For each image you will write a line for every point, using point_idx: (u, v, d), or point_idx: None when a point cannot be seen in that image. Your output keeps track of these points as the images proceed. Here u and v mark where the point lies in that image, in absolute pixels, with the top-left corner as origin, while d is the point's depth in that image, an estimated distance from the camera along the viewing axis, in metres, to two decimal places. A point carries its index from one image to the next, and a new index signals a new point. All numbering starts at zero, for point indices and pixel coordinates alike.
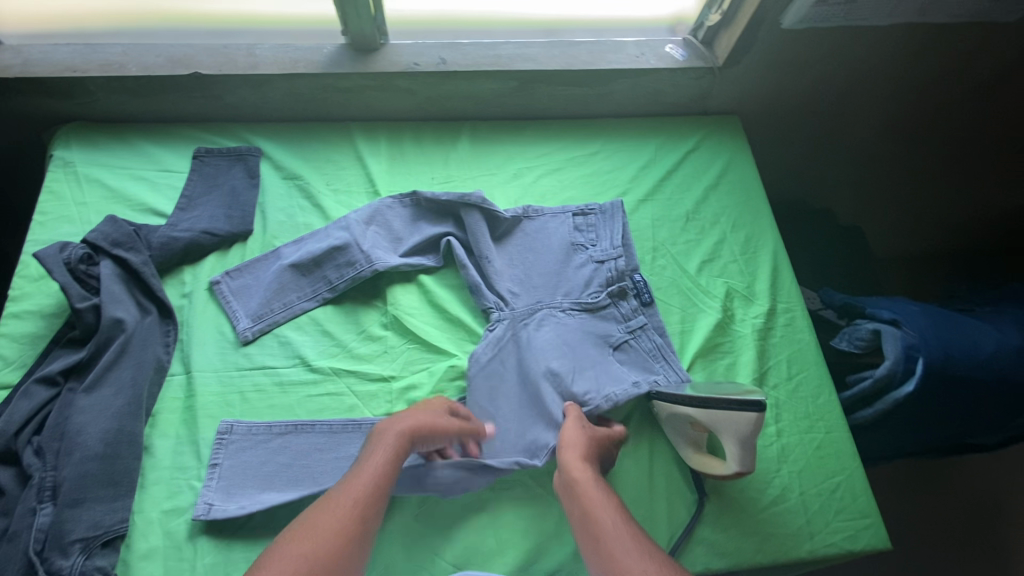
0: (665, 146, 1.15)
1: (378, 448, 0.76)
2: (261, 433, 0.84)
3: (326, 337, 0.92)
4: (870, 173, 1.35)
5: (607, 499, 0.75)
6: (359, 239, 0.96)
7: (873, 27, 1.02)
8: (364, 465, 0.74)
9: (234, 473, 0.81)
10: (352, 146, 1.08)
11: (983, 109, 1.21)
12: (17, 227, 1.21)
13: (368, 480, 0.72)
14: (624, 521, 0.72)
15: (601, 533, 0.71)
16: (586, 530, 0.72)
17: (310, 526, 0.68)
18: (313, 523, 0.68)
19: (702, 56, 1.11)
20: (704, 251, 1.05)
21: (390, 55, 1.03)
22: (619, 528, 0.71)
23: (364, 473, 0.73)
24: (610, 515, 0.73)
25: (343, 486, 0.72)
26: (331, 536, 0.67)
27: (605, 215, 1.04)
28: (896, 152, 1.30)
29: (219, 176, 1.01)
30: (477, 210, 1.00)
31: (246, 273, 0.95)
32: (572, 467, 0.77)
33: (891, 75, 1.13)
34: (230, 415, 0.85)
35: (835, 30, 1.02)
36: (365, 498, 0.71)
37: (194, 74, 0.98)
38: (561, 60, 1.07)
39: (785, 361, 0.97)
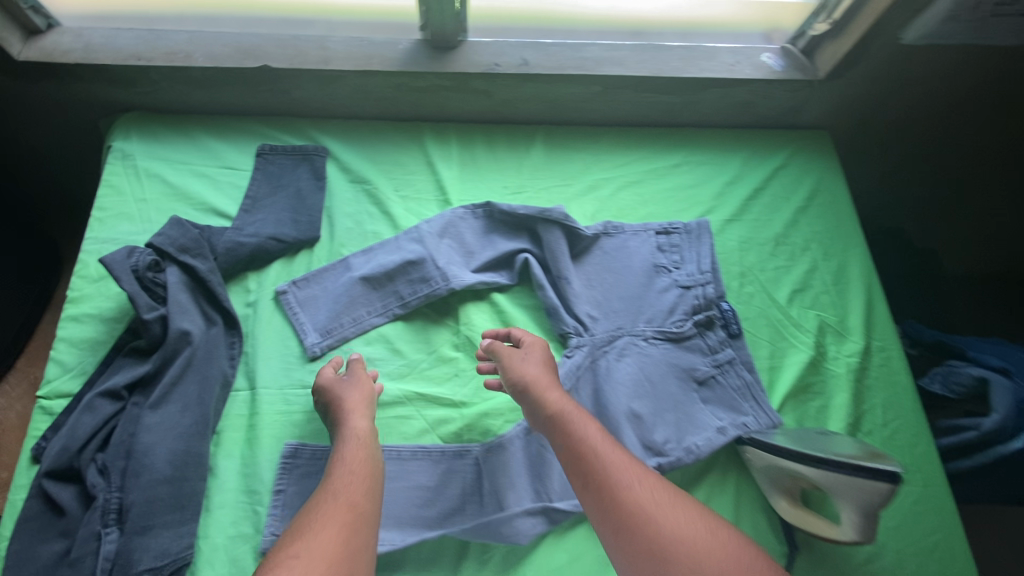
0: (751, 161, 1.08)
1: (343, 443, 0.71)
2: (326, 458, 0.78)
3: (396, 356, 0.87)
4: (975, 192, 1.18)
5: (588, 422, 0.70)
6: (434, 254, 0.91)
7: (997, 45, 0.93)
8: (340, 458, 0.69)
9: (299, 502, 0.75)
10: (422, 149, 1.02)
11: None
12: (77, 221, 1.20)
13: (344, 473, 0.66)
14: (614, 445, 0.68)
15: (593, 465, 0.65)
16: (575, 463, 0.67)
17: (305, 521, 0.60)
18: (304, 525, 0.60)
19: (803, 66, 1.01)
20: (795, 280, 0.98)
21: (469, 54, 0.96)
22: (613, 454, 0.66)
23: (344, 464, 0.68)
24: (597, 441, 0.68)
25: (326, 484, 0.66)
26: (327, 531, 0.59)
27: (690, 236, 0.97)
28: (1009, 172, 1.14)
29: (284, 177, 0.96)
30: (557, 226, 0.94)
31: (314, 283, 0.89)
32: (543, 395, 0.73)
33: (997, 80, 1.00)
34: (295, 436, 0.79)
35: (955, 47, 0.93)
36: (356, 486, 0.65)
37: (264, 67, 0.92)
38: (652, 66, 0.99)
39: (880, 406, 0.90)
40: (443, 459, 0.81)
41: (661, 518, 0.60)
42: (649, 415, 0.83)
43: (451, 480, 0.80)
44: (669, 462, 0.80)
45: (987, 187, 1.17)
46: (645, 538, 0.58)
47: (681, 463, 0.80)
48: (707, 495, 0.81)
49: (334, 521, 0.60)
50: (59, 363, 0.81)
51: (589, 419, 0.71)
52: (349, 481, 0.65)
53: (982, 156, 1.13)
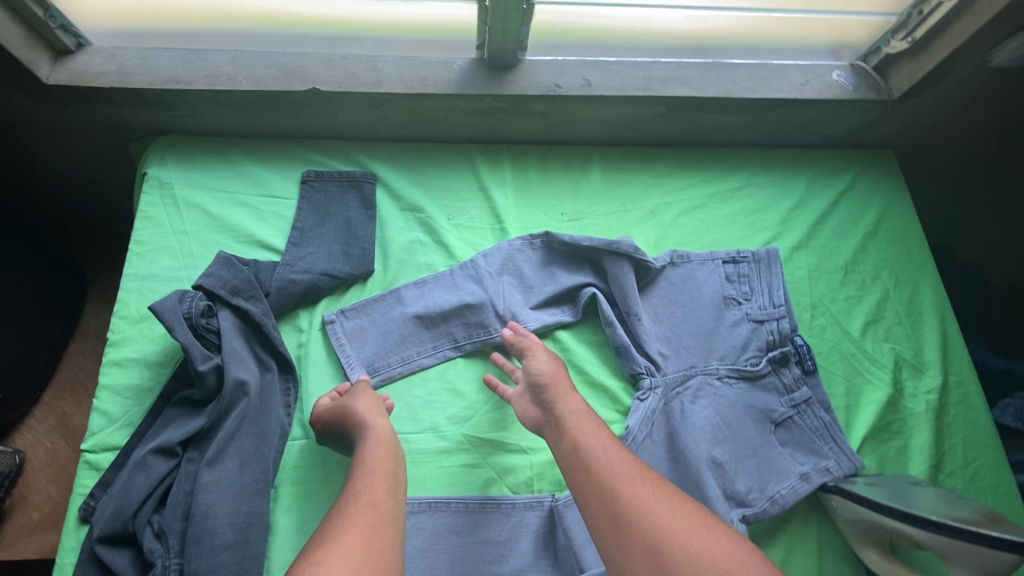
0: (816, 183, 1.03)
1: (361, 444, 0.67)
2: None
3: (457, 399, 0.82)
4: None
5: (593, 422, 0.68)
6: (494, 295, 0.86)
7: None
8: (361, 460, 0.65)
9: None
10: (475, 174, 0.96)
11: None
12: (108, 245, 1.16)
13: (362, 474, 0.63)
14: (617, 446, 0.65)
15: (593, 462, 0.63)
16: (575, 461, 0.65)
17: (333, 521, 0.56)
18: (332, 529, 0.55)
19: (875, 86, 0.97)
20: (867, 311, 0.94)
21: (528, 74, 0.90)
22: (616, 453, 0.64)
23: (365, 464, 0.64)
24: (601, 440, 0.66)
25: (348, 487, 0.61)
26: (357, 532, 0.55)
27: (760, 265, 0.91)
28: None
29: (332, 205, 0.91)
30: (627, 259, 0.89)
31: (362, 314, 0.84)
32: (553, 397, 0.72)
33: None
34: None
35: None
36: (380, 485, 0.61)
37: (313, 89, 0.86)
38: (719, 86, 0.94)
39: (960, 446, 0.87)
40: (514, 511, 0.76)
41: (658, 516, 0.57)
42: (728, 462, 0.79)
43: (523, 533, 0.76)
44: (753, 513, 0.76)
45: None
46: (638, 535, 0.56)
47: (765, 514, 0.76)
48: (789, 545, 0.78)
49: (358, 521, 0.56)
50: (103, 413, 0.76)
51: (595, 420, 0.69)
52: (372, 479, 0.62)
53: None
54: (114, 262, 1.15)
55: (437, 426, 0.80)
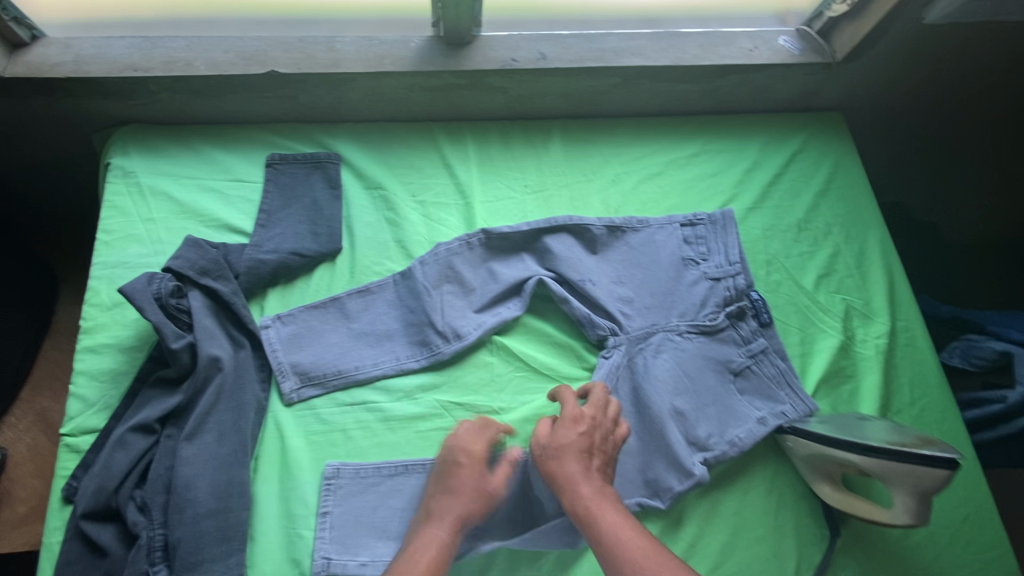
0: (768, 146, 1.07)
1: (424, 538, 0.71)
2: (370, 475, 0.78)
3: (430, 368, 0.84)
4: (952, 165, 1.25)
5: (612, 513, 0.70)
6: (432, 311, 0.85)
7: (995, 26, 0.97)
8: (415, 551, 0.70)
9: (346, 522, 0.75)
10: (438, 150, 0.98)
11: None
12: (75, 239, 1.17)
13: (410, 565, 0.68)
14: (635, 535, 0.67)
15: (615, 560, 0.66)
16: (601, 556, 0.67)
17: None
18: None
19: (819, 49, 1.00)
20: (820, 265, 0.98)
21: (485, 50, 0.92)
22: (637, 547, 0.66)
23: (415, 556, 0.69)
24: (619, 535, 0.67)
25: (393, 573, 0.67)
26: None
27: (715, 226, 0.94)
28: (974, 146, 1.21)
29: (297, 187, 0.93)
30: (565, 232, 0.93)
31: (299, 320, 0.84)
32: (574, 486, 0.72)
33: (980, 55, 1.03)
34: (335, 456, 0.78)
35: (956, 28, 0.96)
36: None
37: (271, 72, 0.87)
38: (670, 55, 0.97)
39: (907, 385, 0.92)
40: None
41: None
42: (689, 409, 0.84)
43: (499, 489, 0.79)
44: (713, 456, 0.81)
45: (970, 154, 1.23)
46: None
47: (724, 455, 0.81)
48: (748, 486, 0.82)
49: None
50: (80, 398, 0.78)
51: (616, 510, 0.70)
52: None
53: (975, 129, 1.18)
54: (83, 255, 1.16)
55: (411, 394, 0.83)
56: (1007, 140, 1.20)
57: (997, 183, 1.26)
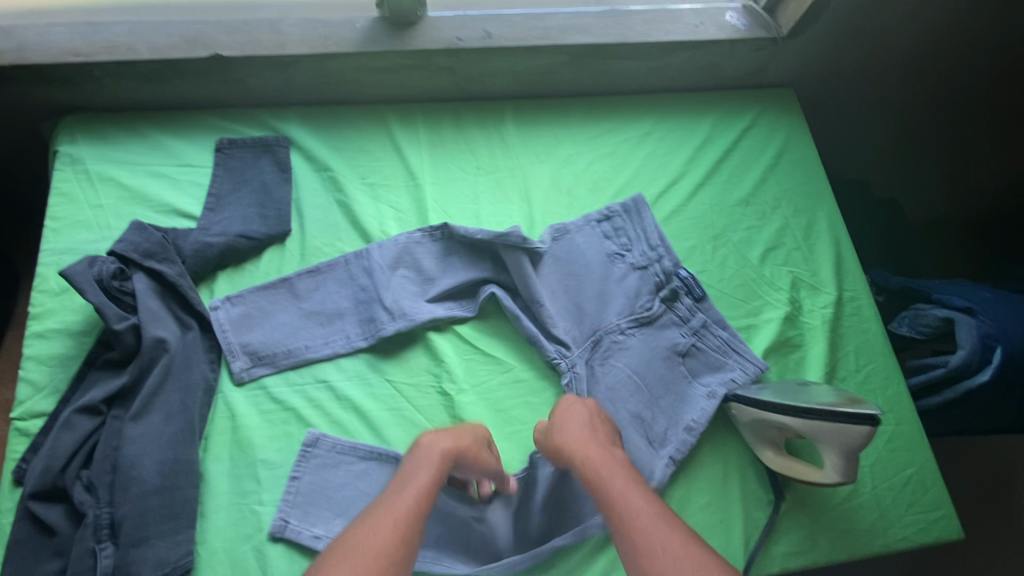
0: (719, 122, 1.08)
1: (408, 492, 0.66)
2: (345, 452, 0.79)
3: (380, 346, 0.85)
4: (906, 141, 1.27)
5: (624, 480, 0.68)
6: (383, 290, 0.86)
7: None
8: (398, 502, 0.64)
9: (312, 491, 0.76)
10: (388, 134, 1.00)
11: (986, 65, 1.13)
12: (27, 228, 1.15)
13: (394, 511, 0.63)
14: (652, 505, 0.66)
15: (627, 527, 0.64)
16: (613, 522, 0.65)
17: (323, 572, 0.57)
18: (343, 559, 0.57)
19: (764, 25, 1.02)
20: (767, 238, 1.00)
21: (430, 30, 0.93)
22: (649, 516, 0.64)
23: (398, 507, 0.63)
24: (631, 502, 0.66)
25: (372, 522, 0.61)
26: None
27: (629, 214, 0.96)
28: (925, 119, 1.23)
29: (247, 170, 0.93)
30: (519, 250, 0.89)
31: (249, 300, 0.84)
32: (584, 453, 0.71)
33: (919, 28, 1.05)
34: (320, 427, 0.80)
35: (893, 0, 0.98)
36: (381, 548, 0.59)
37: (215, 56, 0.87)
38: (615, 32, 0.98)
39: (853, 352, 0.94)
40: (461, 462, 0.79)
41: None
42: (642, 404, 0.85)
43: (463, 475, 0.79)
44: (671, 450, 0.82)
45: (921, 129, 1.24)
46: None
47: (682, 442, 0.83)
48: (697, 455, 0.84)
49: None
50: (29, 383, 0.78)
51: (628, 478, 0.69)
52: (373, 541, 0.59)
53: (924, 102, 1.19)
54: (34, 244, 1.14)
55: (360, 372, 0.84)
56: (956, 113, 1.21)
57: (947, 159, 1.29)
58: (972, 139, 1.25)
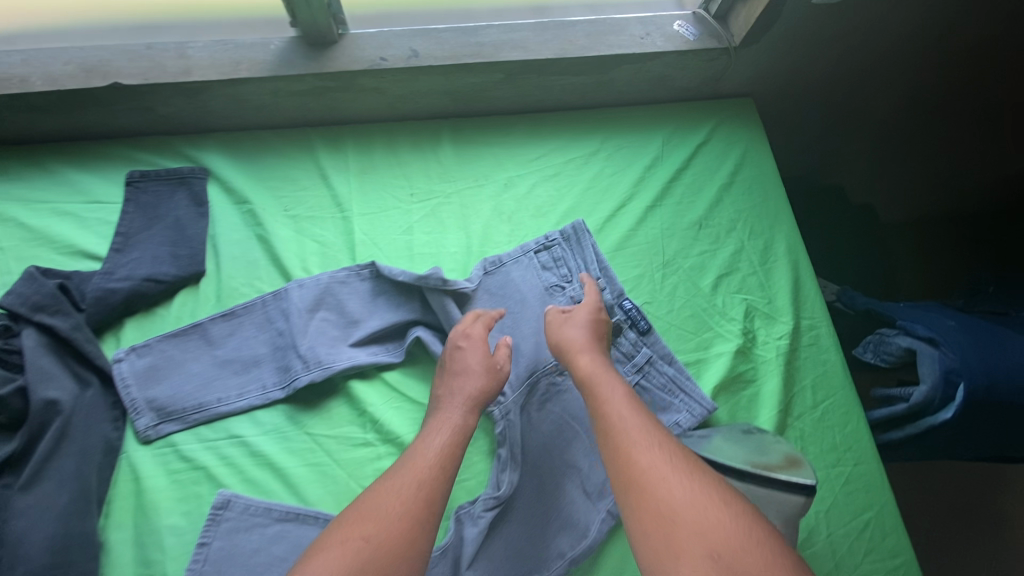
0: (673, 138, 1.02)
1: (434, 436, 0.71)
2: (259, 514, 0.73)
3: (301, 395, 0.80)
4: (868, 141, 1.24)
5: (619, 389, 0.71)
6: (299, 336, 0.81)
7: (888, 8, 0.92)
8: (423, 448, 0.69)
9: (222, 558, 0.71)
10: (315, 161, 0.94)
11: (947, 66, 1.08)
12: None
13: (428, 464, 0.68)
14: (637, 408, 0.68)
15: (615, 429, 0.66)
16: (602, 425, 0.67)
17: (346, 523, 0.61)
18: (369, 509, 0.62)
19: (716, 34, 0.95)
20: (720, 264, 0.95)
21: (351, 49, 0.86)
22: (636, 421, 0.66)
23: (426, 455, 0.69)
24: (622, 410, 0.68)
25: (401, 468, 0.67)
26: (391, 519, 0.61)
27: (569, 243, 0.90)
28: (887, 121, 1.19)
29: (161, 206, 0.87)
30: (447, 295, 0.84)
31: (156, 350, 0.79)
32: (579, 364, 0.74)
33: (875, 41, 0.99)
34: (231, 486, 0.75)
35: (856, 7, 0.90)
36: (403, 503, 0.63)
37: (113, 85, 0.80)
38: (555, 46, 0.91)
39: (810, 387, 0.89)
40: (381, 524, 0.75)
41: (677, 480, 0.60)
42: (576, 455, 0.80)
43: None
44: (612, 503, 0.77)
45: (883, 131, 1.21)
46: (648, 504, 0.59)
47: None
48: None
49: (357, 535, 0.60)
50: None
51: (623, 388, 0.71)
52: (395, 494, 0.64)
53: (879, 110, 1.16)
54: None
55: (278, 425, 0.79)
56: (915, 118, 1.19)
57: (921, 163, 1.29)
58: (952, 146, 1.25)
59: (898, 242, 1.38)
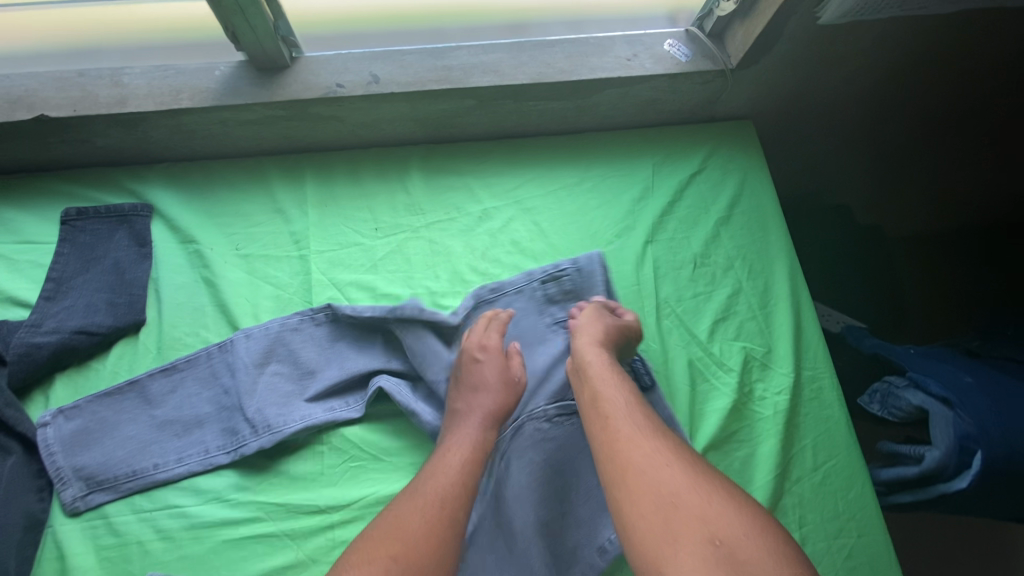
0: (663, 166, 0.93)
1: (454, 450, 0.66)
2: None
3: (248, 458, 0.73)
4: (878, 160, 1.15)
5: (615, 382, 0.67)
6: (245, 397, 0.74)
7: (903, 28, 0.83)
8: (443, 463, 0.64)
9: None
10: (271, 194, 0.86)
11: (966, 81, 0.99)
12: None
13: (451, 478, 0.63)
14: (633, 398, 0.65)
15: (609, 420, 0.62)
16: (597, 413, 0.64)
17: (366, 542, 0.56)
18: (392, 523, 0.57)
19: (710, 55, 0.86)
20: (716, 308, 0.86)
21: (304, 75, 0.78)
22: (630, 409, 0.63)
23: (447, 469, 0.64)
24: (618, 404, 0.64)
25: (422, 482, 0.62)
26: (416, 534, 0.56)
27: (581, 277, 0.83)
28: (899, 139, 1.10)
29: (99, 246, 0.80)
30: (421, 325, 0.78)
31: (87, 412, 0.73)
32: (586, 359, 0.71)
33: (886, 61, 0.90)
34: (164, 565, 0.67)
35: (870, 26, 0.81)
36: (423, 518, 0.58)
37: (39, 117, 0.73)
38: (531, 70, 0.82)
39: (810, 448, 0.80)
40: None
41: (672, 464, 0.56)
42: (553, 514, 0.71)
43: None
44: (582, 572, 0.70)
45: (893, 149, 1.13)
46: (638, 486, 0.54)
47: (592, 568, 0.70)
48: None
49: (384, 553, 0.54)
50: None
51: (620, 381, 0.67)
52: (414, 508, 0.59)
53: (888, 129, 1.07)
54: None
55: (221, 493, 0.71)
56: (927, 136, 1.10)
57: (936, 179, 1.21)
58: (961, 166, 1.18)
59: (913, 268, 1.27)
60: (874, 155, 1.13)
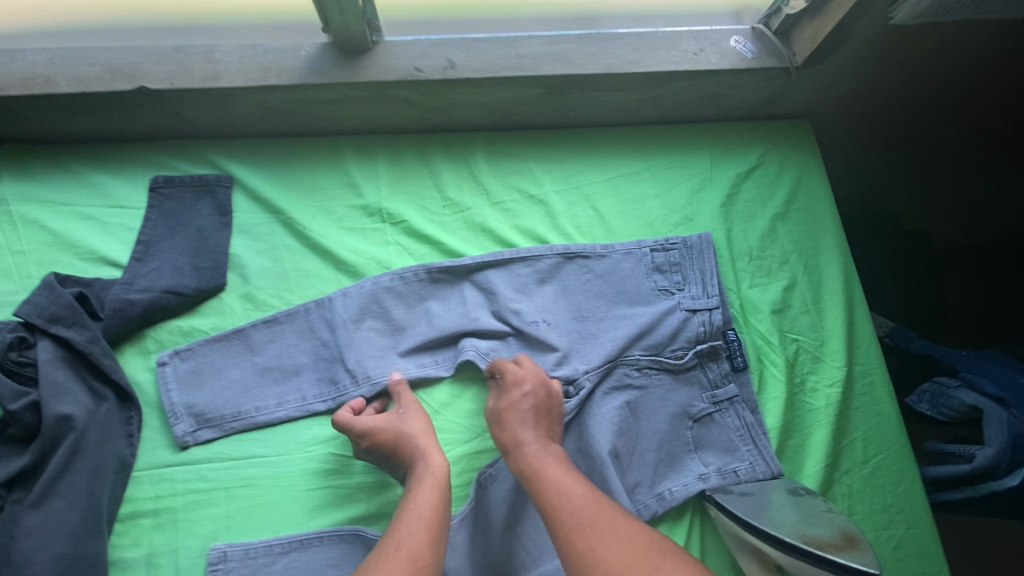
0: (720, 159, 0.95)
1: (413, 489, 0.66)
2: (260, 555, 0.69)
3: (321, 416, 0.77)
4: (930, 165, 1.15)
5: (556, 470, 0.67)
6: (345, 348, 0.78)
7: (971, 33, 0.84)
8: (407, 506, 0.64)
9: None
10: (343, 169, 0.90)
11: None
12: None
13: (419, 516, 0.62)
14: (575, 481, 0.66)
15: (556, 511, 0.62)
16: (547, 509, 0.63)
17: None
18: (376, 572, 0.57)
19: (776, 52, 0.88)
20: (772, 299, 0.88)
21: (385, 58, 0.82)
22: (576, 496, 0.64)
23: (414, 510, 0.63)
24: (566, 492, 0.64)
25: (392, 532, 0.61)
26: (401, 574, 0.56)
27: (691, 251, 0.86)
28: (952, 145, 1.11)
29: (183, 214, 0.84)
30: (515, 265, 0.85)
31: (198, 354, 0.78)
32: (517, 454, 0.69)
33: (948, 66, 0.91)
34: (246, 510, 0.71)
35: (940, 29, 0.82)
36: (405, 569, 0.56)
37: (140, 88, 0.78)
38: (599, 61, 0.85)
39: (861, 441, 0.82)
40: None
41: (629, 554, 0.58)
42: (626, 454, 0.77)
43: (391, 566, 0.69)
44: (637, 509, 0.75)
45: (945, 154, 1.13)
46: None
47: (647, 510, 0.75)
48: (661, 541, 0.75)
49: None
50: None
51: (558, 464, 0.68)
52: (400, 559, 0.58)
53: (943, 134, 1.08)
54: None
55: (295, 450, 0.75)
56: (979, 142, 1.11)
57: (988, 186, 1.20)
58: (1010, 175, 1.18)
59: (956, 276, 1.25)
60: (925, 160, 1.14)
